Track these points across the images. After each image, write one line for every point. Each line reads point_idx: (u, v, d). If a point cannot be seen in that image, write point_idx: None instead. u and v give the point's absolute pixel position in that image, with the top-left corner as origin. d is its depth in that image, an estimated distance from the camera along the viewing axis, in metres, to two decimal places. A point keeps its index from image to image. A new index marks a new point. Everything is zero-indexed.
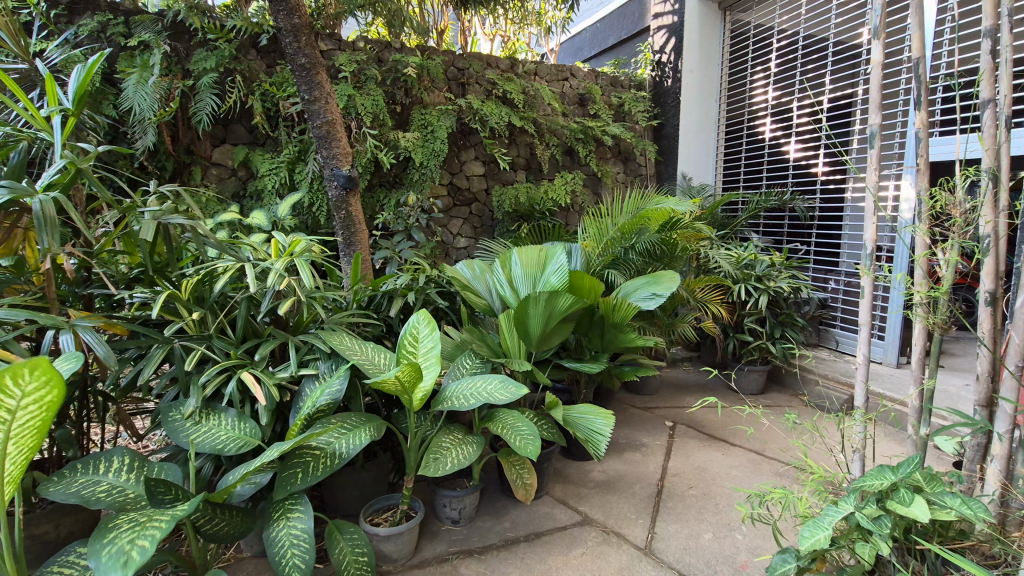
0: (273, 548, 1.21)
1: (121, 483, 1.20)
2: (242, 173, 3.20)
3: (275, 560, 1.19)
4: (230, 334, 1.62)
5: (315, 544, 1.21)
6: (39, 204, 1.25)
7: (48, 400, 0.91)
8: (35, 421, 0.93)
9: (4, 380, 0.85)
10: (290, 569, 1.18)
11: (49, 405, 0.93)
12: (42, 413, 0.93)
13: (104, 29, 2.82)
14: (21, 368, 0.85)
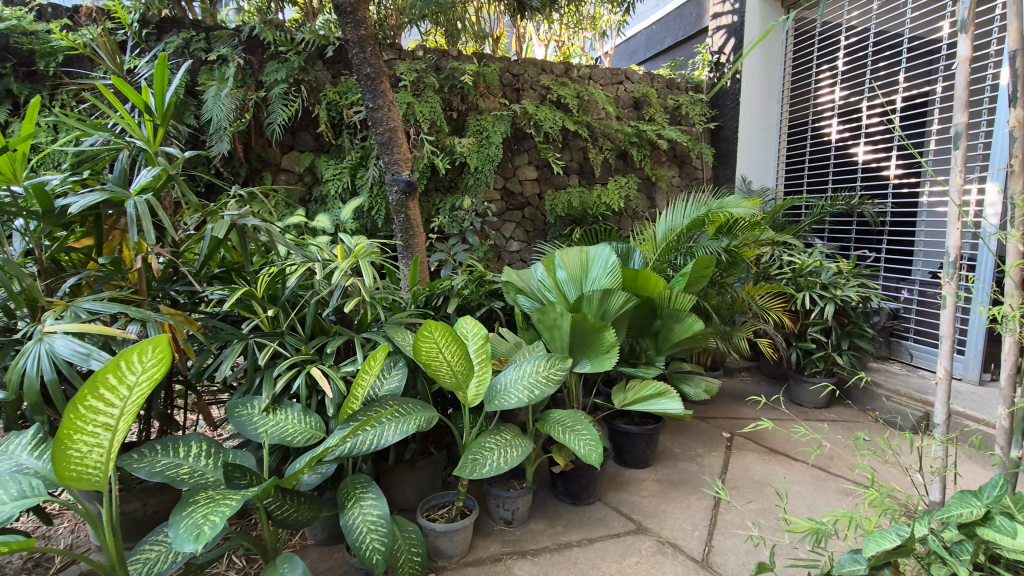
0: (351, 533, 1.23)
1: (201, 467, 1.27)
2: (307, 179, 3.36)
3: (355, 544, 1.21)
4: (301, 331, 1.71)
5: (391, 526, 1.24)
6: (134, 206, 1.37)
7: (156, 377, 0.99)
8: (143, 398, 1.00)
9: (129, 357, 0.91)
10: (372, 551, 1.20)
11: (154, 383, 0.99)
12: (147, 391, 0.99)
13: (188, 46, 3.04)
14: (146, 346, 0.92)
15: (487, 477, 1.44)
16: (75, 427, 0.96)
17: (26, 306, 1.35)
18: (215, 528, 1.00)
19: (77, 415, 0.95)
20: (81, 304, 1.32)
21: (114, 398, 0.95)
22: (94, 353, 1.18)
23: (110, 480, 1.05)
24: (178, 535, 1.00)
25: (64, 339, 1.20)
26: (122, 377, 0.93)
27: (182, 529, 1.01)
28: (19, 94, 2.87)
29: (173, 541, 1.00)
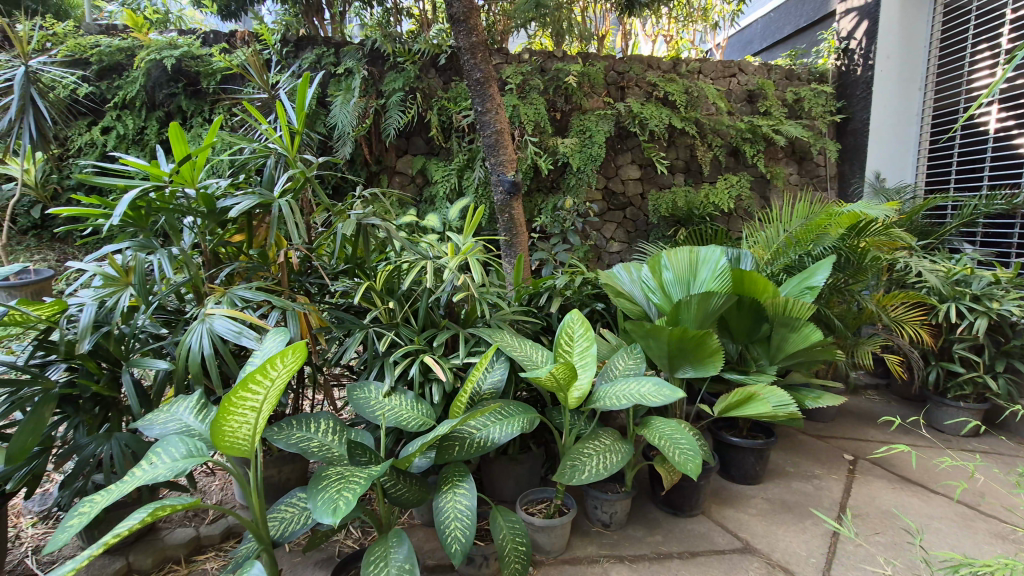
0: (440, 518, 1.28)
1: (328, 442, 1.39)
2: (419, 180, 3.57)
3: (440, 530, 1.26)
4: (414, 322, 1.82)
5: (476, 522, 1.26)
6: (278, 206, 1.54)
7: (292, 368, 1.08)
8: (282, 385, 1.10)
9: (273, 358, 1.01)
10: (452, 540, 1.24)
11: (292, 372, 1.09)
12: (286, 378, 1.10)
13: (320, 60, 3.36)
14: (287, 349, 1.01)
15: (585, 482, 1.43)
16: (230, 411, 1.07)
17: (193, 292, 1.55)
18: (349, 505, 1.08)
19: (230, 404, 1.06)
20: (235, 292, 1.50)
21: (260, 387, 1.06)
22: (245, 331, 1.35)
23: (257, 449, 1.20)
24: (317, 505, 1.10)
25: (221, 321, 1.38)
26: (266, 373, 1.03)
27: (319, 500, 1.11)
28: (187, 110, 3.34)
29: (311, 511, 1.10)
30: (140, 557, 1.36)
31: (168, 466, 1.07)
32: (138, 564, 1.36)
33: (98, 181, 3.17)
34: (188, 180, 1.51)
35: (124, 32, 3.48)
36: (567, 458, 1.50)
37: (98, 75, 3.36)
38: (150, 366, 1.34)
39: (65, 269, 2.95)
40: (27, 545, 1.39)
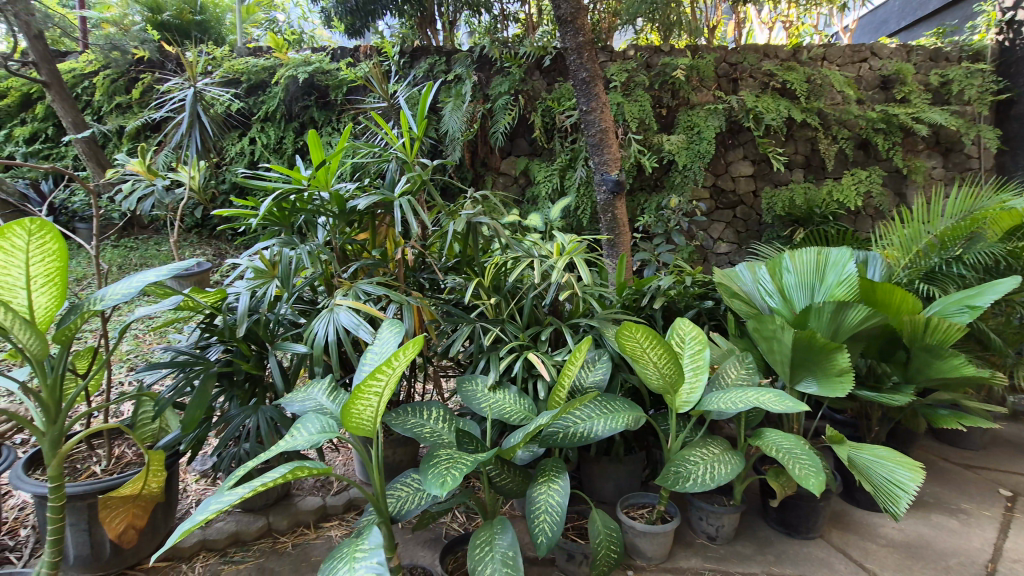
0: (532, 506, 1.31)
1: (438, 429, 1.47)
2: (522, 181, 3.66)
3: (529, 519, 1.29)
4: (518, 319, 1.86)
5: (564, 519, 1.26)
6: (400, 207, 1.65)
7: (411, 360, 1.16)
8: (402, 374, 1.19)
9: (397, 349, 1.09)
10: (539, 531, 1.26)
11: (410, 362, 1.17)
12: (405, 368, 1.18)
13: (433, 69, 3.56)
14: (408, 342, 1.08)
15: (688, 491, 1.39)
16: (357, 395, 1.17)
17: (325, 284, 1.71)
18: (457, 481, 1.13)
19: (358, 388, 1.15)
20: (360, 287, 1.64)
21: (383, 375, 1.14)
22: (363, 323, 1.46)
23: (379, 428, 1.28)
24: (430, 480, 1.15)
25: (345, 312, 1.51)
26: (389, 362, 1.12)
27: (432, 476, 1.16)
28: (318, 120, 3.70)
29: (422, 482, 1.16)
30: (277, 518, 1.54)
31: (305, 437, 1.21)
32: (276, 524, 1.53)
33: (246, 185, 3.61)
34: (322, 183, 1.65)
35: (268, 53, 3.93)
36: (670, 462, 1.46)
37: (247, 93, 3.82)
38: (289, 350, 1.51)
39: (222, 262, 3.42)
40: (191, 497, 1.61)
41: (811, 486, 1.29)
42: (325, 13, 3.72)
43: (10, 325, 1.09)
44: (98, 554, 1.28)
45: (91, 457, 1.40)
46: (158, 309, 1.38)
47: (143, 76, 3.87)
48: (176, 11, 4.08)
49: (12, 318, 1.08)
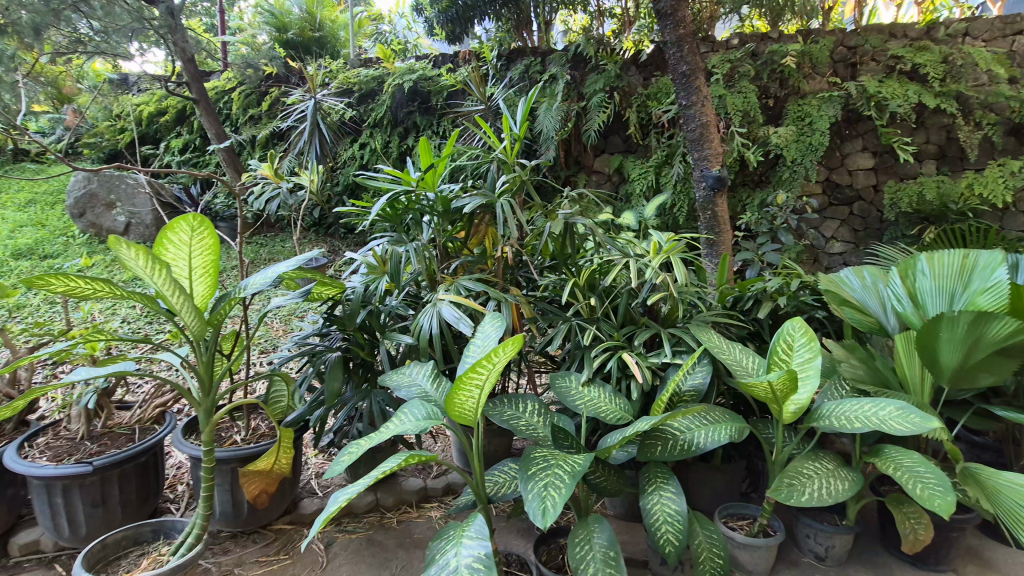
0: (649, 518, 1.30)
1: (534, 423, 1.49)
2: (616, 179, 3.65)
3: (651, 529, 1.27)
4: (614, 318, 1.85)
5: (687, 524, 1.25)
6: (501, 208, 1.71)
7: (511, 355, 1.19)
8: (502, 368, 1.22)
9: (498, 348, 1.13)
10: (665, 541, 1.24)
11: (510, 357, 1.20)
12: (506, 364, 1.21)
13: (529, 70, 3.65)
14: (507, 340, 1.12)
15: (804, 505, 1.28)
16: (461, 387, 1.21)
17: (428, 280, 1.81)
18: (556, 510, 1.12)
19: (461, 381, 1.19)
20: (461, 282, 1.71)
21: (484, 370, 1.18)
22: (463, 317, 1.53)
23: (480, 420, 1.32)
24: (529, 497, 1.15)
25: (449, 305, 1.59)
26: (491, 358, 1.15)
27: (531, 491, 1.17)
28: (420, 124, 3.91)
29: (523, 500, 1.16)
30: (384, 495, 1.66)
31: (412, 424, 1.27)
32: (383, 500, 1.66)
33: (358, 187, 3.92)
34: (429, 185, 1.74)
35: (377, 63, 4.22)
36: (782, 473, 1.34)
37: (358, 101, 4.13)
38: (397, 341, 1.62)
39: (337, 257, 3.74)
40: (312, 470, 1.79)
41: (940, 512, 1.15)
42: (429, 22, 3.92)
43: (178, 306, 1.28)
44: (237, 512, 1.46)
45: (233, 427, 1.60)
46: (291, 297, 1.55)
47: (272, 90, 4.31)
48: (299, 29, 4.50)
49: (180, 301, 1.26)
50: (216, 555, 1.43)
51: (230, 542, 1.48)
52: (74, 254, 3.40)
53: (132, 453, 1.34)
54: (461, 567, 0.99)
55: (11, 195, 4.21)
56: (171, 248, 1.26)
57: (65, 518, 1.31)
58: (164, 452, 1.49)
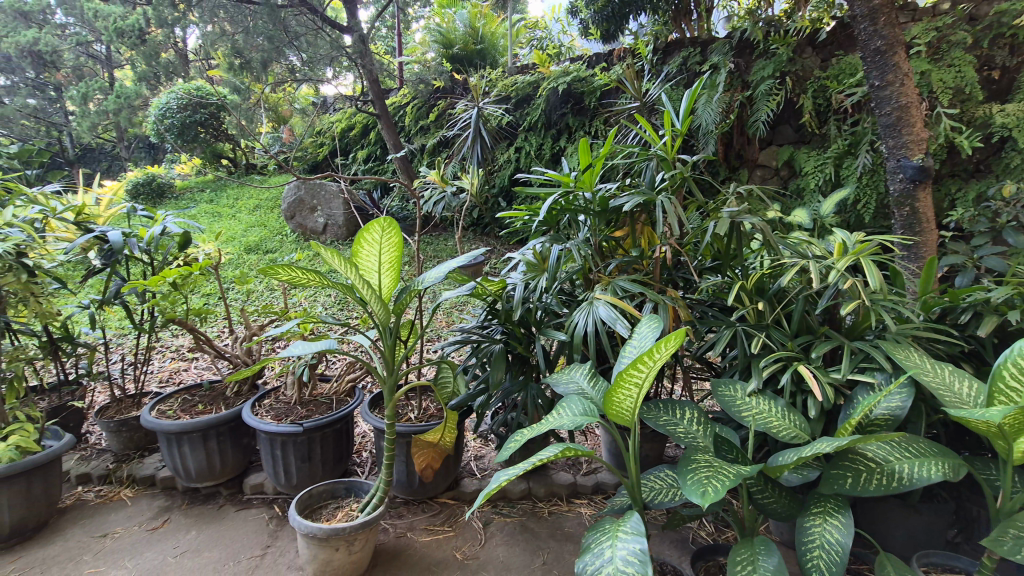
0: (803, 538, 1.18)
1: (693, 431, 1.38)
2: (784, 172, 3.35)
3: (800, 551, 1.16)
4: (786, 326, 1.68)
5: (846, 561, 1.09)
6: (662, 205, 1.65)
7: (672, 352, 1.15)
8: (661, 367, 1.18)
9: (658, 345, 1.09)
10: (812, 567, 1.12)
11: (671, 355, 1.15)
12: (665, 361, 1.16)
13: (687, 62, 3.52)
14: (669, 337, 1.08)
15: None
16: (619, 386, 1.19)
17: (583, 278, 1.81)
18: (718, 493, 1.06)
19: (618, 379, 1.18)
20: (617, 283, 1.68)
21: (642, 369, 1.15)
22: (621, 317, 1.50)
23: (637, 423, 1.28)
24: (688, 485, 1.11)
25: (603, 307, 1.56)
26: (650, 356, 1.12)
27: (690, 481, 1.12)
28: (573, 126, 3.97)
29: (681, 490, 1.12)
30: (537, 485, 1.72)
31: (568, 419, 1.29)
32: (535, 490, 1.72)
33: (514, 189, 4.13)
34: (587, 185, 1.72)
35: (534, 68, 4.38)
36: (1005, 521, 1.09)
37: (515, 106, 4.33)
38: (552, 337, 1.65)
39: (494, 255, 3.98)
40: (471, 452, 1.93)
41: None
42: (584, 24, 3.95)
43: (369, 297, 1.47)
44: (409, 482, 1.63)
45: (408, 406, 1.78)
46: (460, 292, 1.67)
47: (439, 102, 4.73)
48: (463, 44, 4.84)
49: (370, 293, 1.45)
50: (394, 517, 1.62)
51: (404, 508, 1.66)
52: (288, 249, 4.09)
53: (330, 419, 1.56)
54: (617, 559, 0.97)
55: (244, 201, 5.20)
56: (364, 246, 1.44)
57: (281, 467, 1.58)
58: (354, 422, 1.73)
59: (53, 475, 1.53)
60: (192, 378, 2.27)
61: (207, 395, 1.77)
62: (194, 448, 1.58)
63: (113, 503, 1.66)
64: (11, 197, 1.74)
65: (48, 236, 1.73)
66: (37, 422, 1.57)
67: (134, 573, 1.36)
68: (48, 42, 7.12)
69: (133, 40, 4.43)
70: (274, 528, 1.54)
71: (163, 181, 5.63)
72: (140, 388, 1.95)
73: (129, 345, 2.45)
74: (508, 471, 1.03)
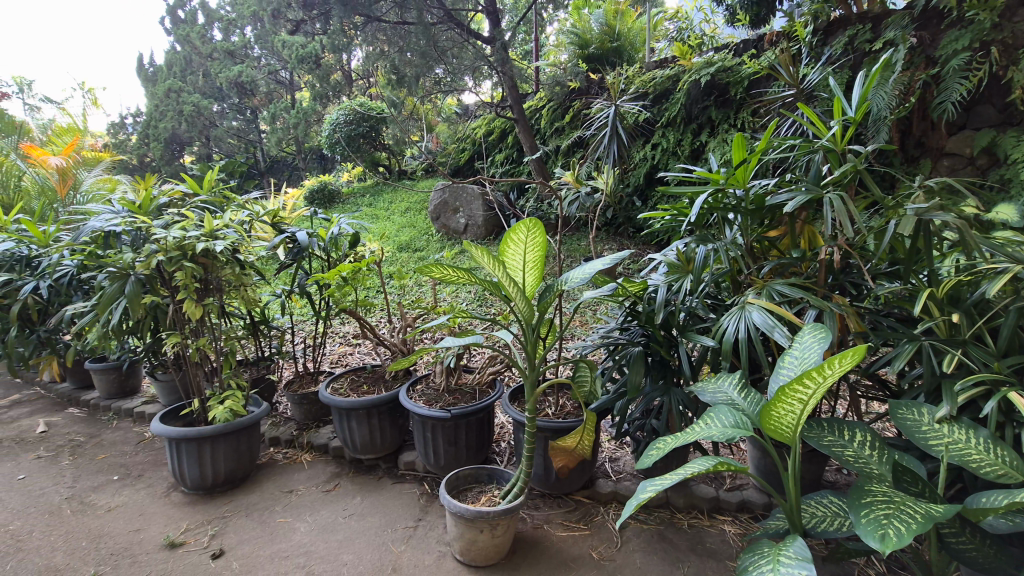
0: None
1: (866, 457, 1.21)
2: (982, 162, 2.84)
3: None
4: (991, 343, 1.40)
5: None
6: (831, 203, 1.47)
7: (847, 368, 1.03)
8: (832, 384, 1.06)
9: (832, 360, 0.99)
10: None
11: (846, 370, 1.03)
12: (838, 377, 1.05)
13: (853, 41, 3.14)
14: (847, 352, 0.97)
15: None
16: (780, 400, 1.10)
17: (732, 282, 1.70)
18: (901, 538, 0.92)
19: (781, 393, 1.09)
20: (774, 286, 1.55)
21: (810, 384, 1.05)
22: (778, 326, 1.37)
23: (799, 441, 1.17)
24: (861, 522, 0.99)
25: (758, 313, 1.45)
26: (821, 371, 1.01)
27: (864, 518, 0.99)
28: (716, 119, 3.77)
29: (854, 525, 1.00)
30: (675, 495, 1.65)
31: (719, 430, 1.22)
32: (673, 500, 1.65)
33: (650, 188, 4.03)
34: (740, 181, 1.59)
35: (673, 62, 4.23)
36: None
37: (652, 102, 4.21)
38: (698, 341, 1.57)
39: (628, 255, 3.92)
40: (606, 453, 1.92)
41: None
42: (730, 11, 3.71)
43: (514, 293, 1.52)
44: (547, 476, 1.66)
45: (546, 402, 1.83)
46: (601, 292, 1.66)
47: (575, 103, 4.78)
48: (599, 43, 4.81)
49: (515, 290, 1.50)
50: (531, 508, 1.67)
51: (541, 500, 1.71)
52: (434, 248, 4.43)
53: (475, 408, 1.66)
54: None
55: (397, 204, 5.74)
56: (512, 246, 1.50)
57: (431, 448, 1.72)
58: (494, 412, 1.81)
59: (254, 435, 1.82)
60: (356, 360, 2.57)
61: (370, 376, 1.99)
62: (360, 423, 1.79)
63: (297, 464, 1.94)
64: (227, 203, 2.10)
65: (251, 235, 2.00)
66: (244, 390, 1.89)
67: (314, 526, 1.57)
68: (249, 74, 8.52)
69: (311, 65, 5.12)
70: (425, 503, 1.68)
71: (332, 187, 6.42)
72: (317, 367, 2.25)
73: (309, 330, 2.85)
74: (655, 480, 1.06)
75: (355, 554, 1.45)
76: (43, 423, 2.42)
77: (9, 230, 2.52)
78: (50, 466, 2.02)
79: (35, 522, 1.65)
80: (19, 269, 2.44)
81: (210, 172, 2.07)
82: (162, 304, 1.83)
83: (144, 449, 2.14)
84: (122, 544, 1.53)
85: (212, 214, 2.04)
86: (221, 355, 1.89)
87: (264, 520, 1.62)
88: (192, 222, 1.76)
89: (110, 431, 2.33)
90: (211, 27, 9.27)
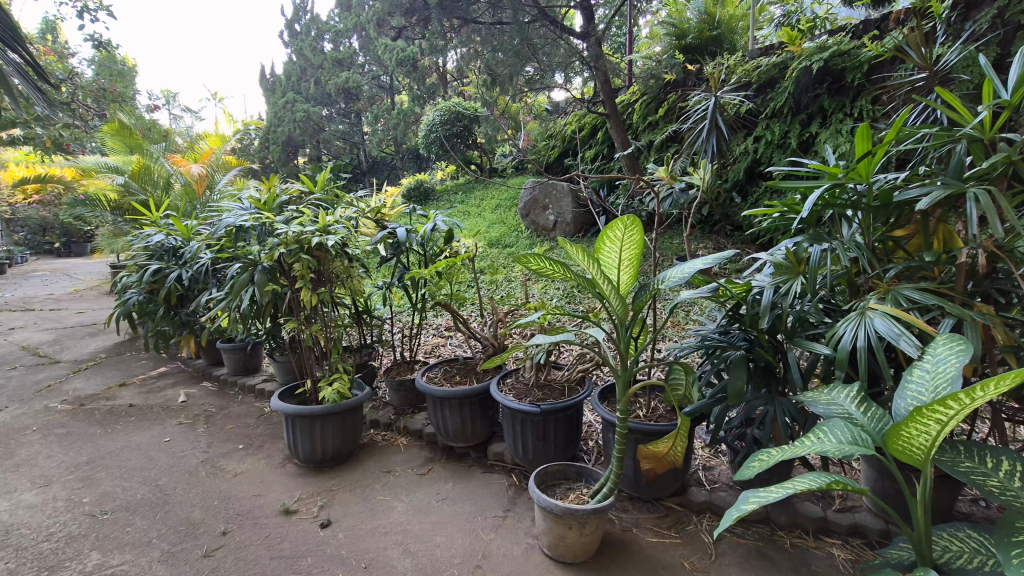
0: None
1: (1015, 488, 1.02)
2: None
3: None
4: None
5: None
6: (976, 198, 1.29)
7: (1000, 390, 0.90)
8: (980, 406, 0.93)
9: (984, 382, 0.86)
10: None
11: (1000, 392, 0.90)
12: (989, 398, 0.92)
13: (1003, 13, 2.77)
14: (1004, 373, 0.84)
15: None
16: (913, 420, 0.98)
17: (849, 285, 1.56)
18: None
19: (915, 412, 0.97)
20: (901, 291, 1.39)
21: (953, 405, 0.93)
22: (906, 334, 1.24)
23: (931, 465, 1.05)
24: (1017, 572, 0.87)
25: (882, 320, 1.31)
26: (969, 392, 0.89)
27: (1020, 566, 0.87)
28: (829, 108, 3.48)
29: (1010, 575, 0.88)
30: (776, 511, 1.55)
31: (835, 446, 1.12)
32: (774, 516, 1.55)
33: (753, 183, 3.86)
34: (862, 176, 1.44)
35: (781, 48, 3.96)
36: None
37: (755, 93, 3.97)
38: (809, 348, 1.45)
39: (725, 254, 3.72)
40: (699, 461, 1.84)
41: None
42: None
43: (609, 292, 1.50)
44: (637, 479, 1.63)
45: (636, 403, 1.81)
46: (699, 293, 1.58)
47: (670, 96, 4.63)
48: (697, 33, 4.56)
49: (609, 287, 1.48)
50: (620, 511, 1.64)
51: (629, 503, 1.67)
52: (524, 244, 4.49)
53: (564, 404, 1.67)
54: None
55: (487, 201, 5.87)
56: (608, 243, 1.48)
57: (520, 442, 1.75)
58: (583, 410, 1.80)
59: (357, 417, 1.96)
60: (448, 352, 2.67)
61: (463, 368, 2.06)
62: (452, 413, 1.86)
63: (394, 447, 2.05)
64: (337, 201, 2.26)
65: (358, 231, 2.15)
66: (349, 374, 2.04)
67: (410, 507, 1.66)
68: (354, 80, 9.12)
69: (409, 69, 5.36)
70: (513, 495, 1.71)
71: (427, 186, 6.70)
72: (413, 356, 2.37)
73: (406, 321, 3.01)
74: (758, 493, 1.00)
75: (448, 537, 1.51)
76: (183, 394, 2.76)
77: (160, 224, 2.90)
78: (190, 432, 2.30)
79: (177, 479, 1.90)
80: (167, 259, 2.79)
81: (322, 172, 2.24)
82: (282, 292, 2.02)
83: (264, 422, 2.38)
84: (246, 507, 1.71)
85: (324, 211, 2.22)
86: (330, 341, 2.05)
87: (365, 496, 1.73)
88: (308, 219, 1.92)
89: (236, 405, 2.60)
90: (322, 38, 10.02)
